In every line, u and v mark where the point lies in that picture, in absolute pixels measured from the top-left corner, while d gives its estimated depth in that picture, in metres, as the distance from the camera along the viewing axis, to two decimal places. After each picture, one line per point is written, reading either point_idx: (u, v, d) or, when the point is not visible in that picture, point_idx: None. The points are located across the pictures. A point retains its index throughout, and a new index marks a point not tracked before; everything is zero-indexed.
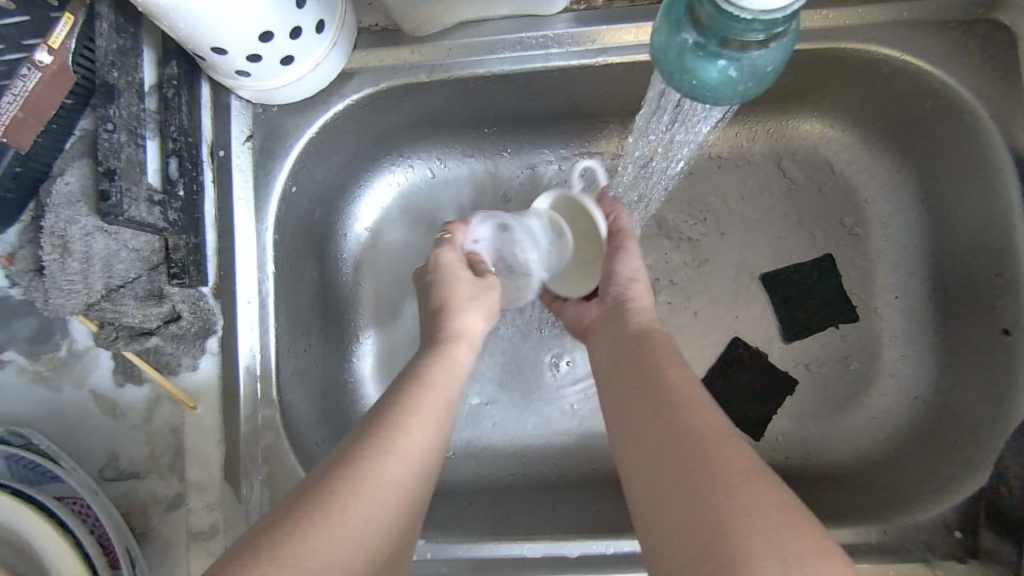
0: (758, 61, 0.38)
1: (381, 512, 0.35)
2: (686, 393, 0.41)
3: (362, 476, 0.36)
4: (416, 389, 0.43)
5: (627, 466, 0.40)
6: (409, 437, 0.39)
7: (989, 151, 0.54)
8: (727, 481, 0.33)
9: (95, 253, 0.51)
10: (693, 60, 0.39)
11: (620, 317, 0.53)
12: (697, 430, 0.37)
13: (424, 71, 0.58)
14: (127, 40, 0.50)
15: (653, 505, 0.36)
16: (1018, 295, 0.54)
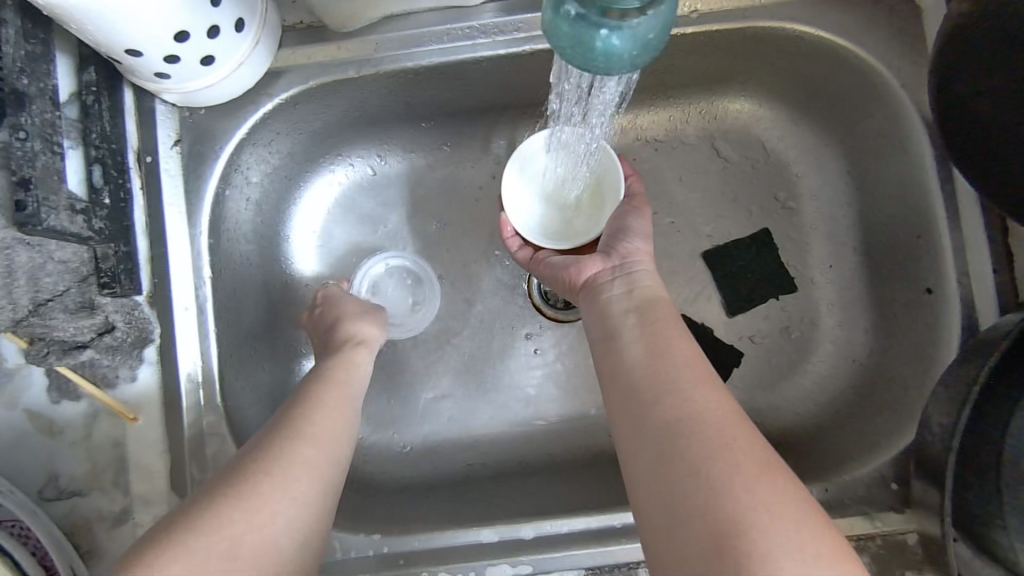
0: (643, 26, 0.34)
1: (291, 485, 0.42)
2: (702, 380, 0.45)
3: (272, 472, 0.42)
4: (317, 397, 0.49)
5: (635, 431, 0.44)
6: (319, 435, 0.46)
7: (904, 118, 0.57)
8: (746, 471, 0.39)
9: (19, 266, 0.48)
10: (574, 32, 0.35)
11: (626, 278, 0.55)
12: (720, 419, 0.42)
13: (353, 68, 0.57)
14: (37, 46, 0.48)
15: (667, 485, 0.40)
16: (937, 255, 0.57)
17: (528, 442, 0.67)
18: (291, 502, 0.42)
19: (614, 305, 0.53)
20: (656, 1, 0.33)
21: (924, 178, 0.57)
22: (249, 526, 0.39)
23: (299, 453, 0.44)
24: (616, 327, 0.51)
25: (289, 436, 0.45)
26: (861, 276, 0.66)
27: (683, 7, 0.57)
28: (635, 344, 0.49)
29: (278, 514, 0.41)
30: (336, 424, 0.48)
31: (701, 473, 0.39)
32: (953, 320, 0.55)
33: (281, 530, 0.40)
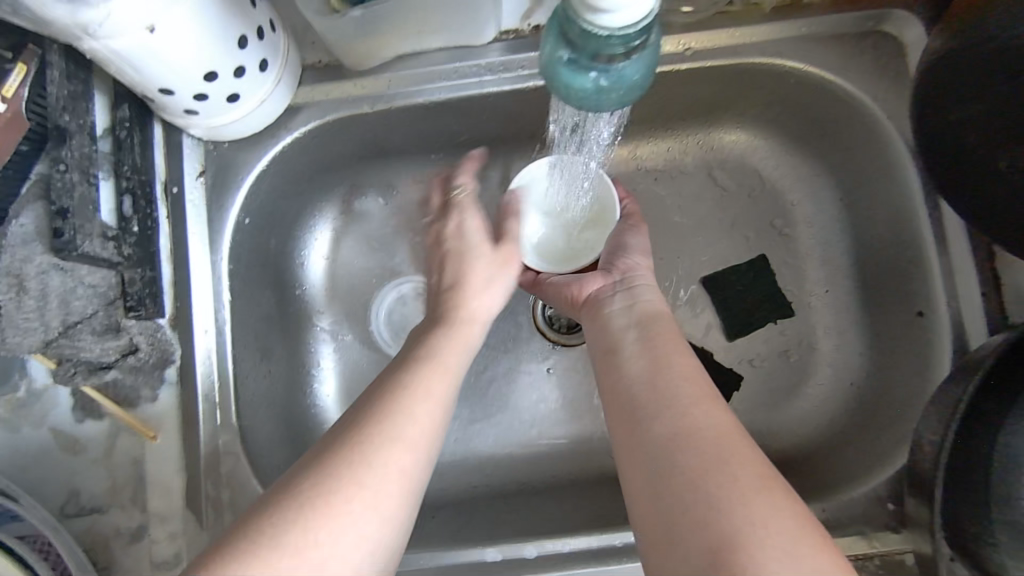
0: (628, 69, 0.37)
1: (380, 494, 0.40)
2: (702, 396, 0.47)
3: (370, 464, 0.41)
4: (415, 378, 0.47)
5: (638, 445, 0.45)
6: (418, 420, 0.44)
7: (891, 147, 0.61)
8: (749, 484, 0.40)
9: (52, 290, 0.50)
10: (567, 75, 0.38)
11: (631, 294, 0.57)
12: (721, 434, 0.43)
13: (367, 103, 0.61)
14: (77, 86, 0.52)
15: (663, 500, 0.41)
16: (928, 279, 0.59)
17: (532, 463, 0.69)
18: (377, 514, 0.40)
19: (615, 320, 0.55)
20: (641, 47, 0.36)
21: (911, 204, 0.60)
22: (335, 544, 0.38)
23: (394, 457, 0.41)
24: (616, 343, 0.53)
25: (385, 434, 0.42)
26: (855, 300, 0.68)
27: (678, 45, 0.61)
28: (635, 358, 0.51)
29: (362, 529, 0.39)
30: (432, 419, 0.45)
31: (705, 488, 0.40)
32: (943, 341, 0.57)
33: (363, 547, 0.39)
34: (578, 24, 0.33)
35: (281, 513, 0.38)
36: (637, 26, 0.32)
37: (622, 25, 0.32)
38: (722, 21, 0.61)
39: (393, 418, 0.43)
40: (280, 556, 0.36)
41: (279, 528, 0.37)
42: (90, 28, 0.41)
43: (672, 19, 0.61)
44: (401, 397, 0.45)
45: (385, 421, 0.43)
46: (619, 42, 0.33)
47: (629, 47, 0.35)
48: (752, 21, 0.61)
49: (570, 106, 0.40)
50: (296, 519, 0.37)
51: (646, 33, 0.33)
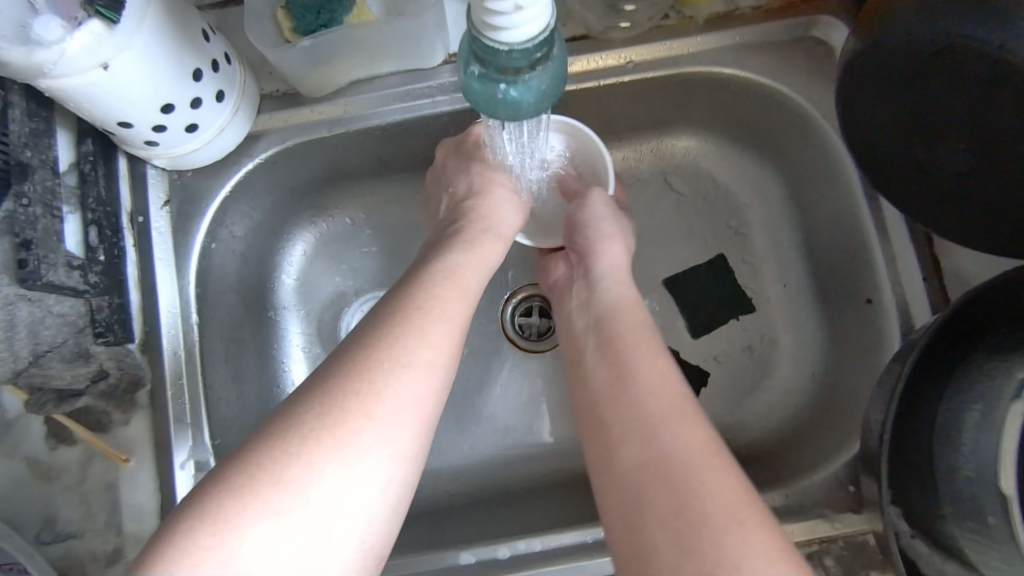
0: (535, 80, 0.41)
1: (388, 427, 0.41)
2: (671, 406, 0.45)
3: (377, 393, 0.42)
4: (421, 302, 0.48)
5: (608, 473, 0.44)
6: (426, 343, 0.45)
7: (831, 146, 0.63)
8: (717, 522, 0.39)
9: (20, 320, 0.51)
10: (480, 87, 0.42)
11: (596, 287, 0.59)
12: (688, 455, 0.42)
13: (325, 127, 0.64)
14: (39, 124, 0.53)
15: (632, 518, 0.41)
16: (873, 268, 0.61)
17: (506, 469, 0.70)
18: (391, 444, 0.41)
19: (578, 322, 0.57)
20: (544, 60, 0.41)
21: (853, 200, 0.63)
22: (341, 481, 0.39)
23: (402, 388, 0.43)
24: (581, 350, 0.54)
25: (396, 359, 0.43)
26: (810, 293, 0.70)
27: (619, 58, 0.64)
28: (597, 371, 0.51)
29: (372, 461, 0.40)
30: (443, 346, 0.46)
31: (678, 527, 0.39)
32: (891, 327, 0.59)
33: (371, 480, 0.40)
34: (482, 40, 0.37)
35: (284, 450, 0.39)
36: (533, 42, 0.37)
37: (517, 40, 0.36)
38: (661, 34, 0.64)
39: (403, 345, 0.44)
40: (279, 493, 0.38)
41: (278, 466, 0.38)
42: (45, 67, 0.44)
43: (612, 34, 0.64)
44: (412, 322, 0.46)
45: (396, 347, 0.44)
46: (520, 55, 0.38)
47: (531, 59, 0.39)
48: (687, 32, 0.64)
49: (486, 115, 0.45)
50: (299, 453, 0.39)
51: (544, 47, 0.38)
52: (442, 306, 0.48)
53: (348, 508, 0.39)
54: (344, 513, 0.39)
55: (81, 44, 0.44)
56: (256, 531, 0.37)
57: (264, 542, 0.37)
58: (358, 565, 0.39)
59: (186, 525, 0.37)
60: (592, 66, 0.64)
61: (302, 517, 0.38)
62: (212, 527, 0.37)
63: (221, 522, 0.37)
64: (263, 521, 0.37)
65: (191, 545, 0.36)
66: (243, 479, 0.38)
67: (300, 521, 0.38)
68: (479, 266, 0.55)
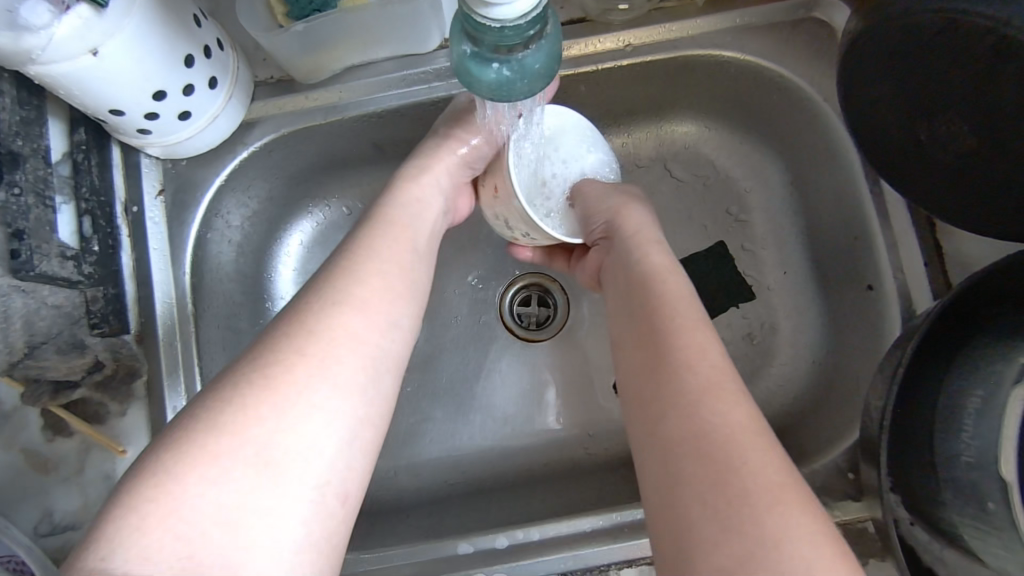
0: (528, 58, 0.41)
1: (324, 362, 0.43)
2: (710, 380, 0.43)
3: (310, 331, 0.44)
4: (356, 249, 0.49)
5: (648, 454, 0.43)
6: (359, 283, 0.47)
7: (832, 130, 0.63)
8: (759, 500, 0.38)
9: (15, 312, 0.51)
10: (474, 67, 0.42)
11: (625, 254, 0.56)
12: (729, 433, 0.41)
13: (319, 114, 0.63)
14: (30, 112, 0.52)
15: (671, 496, 0.40)
16: (875, 254, 0.61)
17: (505, 457, 0.70)
18: (331, 380, 0.42)
19: (612, 296, 0.54)
20: (537, 37, 0.40)
21: (855, 185, 0.62)
22: (281, 416, 0.40)
23: (336, 325, 0.44)
24: (618, 330, 0.51)
25: (328, 300, 0.45)
26: (812, 280, 0.69)
27: (618, 41, 0.63)
28: (634, 350, 0.48)
29: (313, 399, 0.41)
30: (380, 284, 0.48)
31: (716, 504, 0.38)
32: (894, 313, 0.59)
33: (315, 412, 0.41)
34: (472, 17, 0.37)
35: (222, 399, 0.40)
36: (524, 18, 0.36)
37: (507, 16, 0.35)
38: (660, 16, 0.63)
39: (336, 288, 0.46)
40: (220, 440, 0.39)
41: (218, 413, 0.40)
42: (33, 53, 0.43)
43: (611, 17, 0.63)
44: (346, 268, 0.47)
45: (326, 290, 0.46)
46: (511, 32, 0.37)
47: (524, 36, 0.38)
48: (686, 15, 0.63)
49: (482, 97, 0.44)
50: (235, 400, 0.40)
51: (536, 23, 0.37)
52: (376, 249, 0.50)
53: (294, 446, 0.40)
54: (290, 451, 0.40)
55: (69, 29, 0.43)
56: (198, 479, 0.38)
57: (207, 488, 0.38)
58: (315, 502, 0.40)
59: (134, 478, 0.38)
60: (591, 49, 0.63)
61: (247, 455, 0.39)
62: (160, 475, 0.38)
63: (161, 474, 0.38)
64: (204, 467, 0.38)
65: (141, 495, 0.37)
66: (183, 434, 0.39)
67: (243, 463, 0.39)
68: (417, 211, 0.55)
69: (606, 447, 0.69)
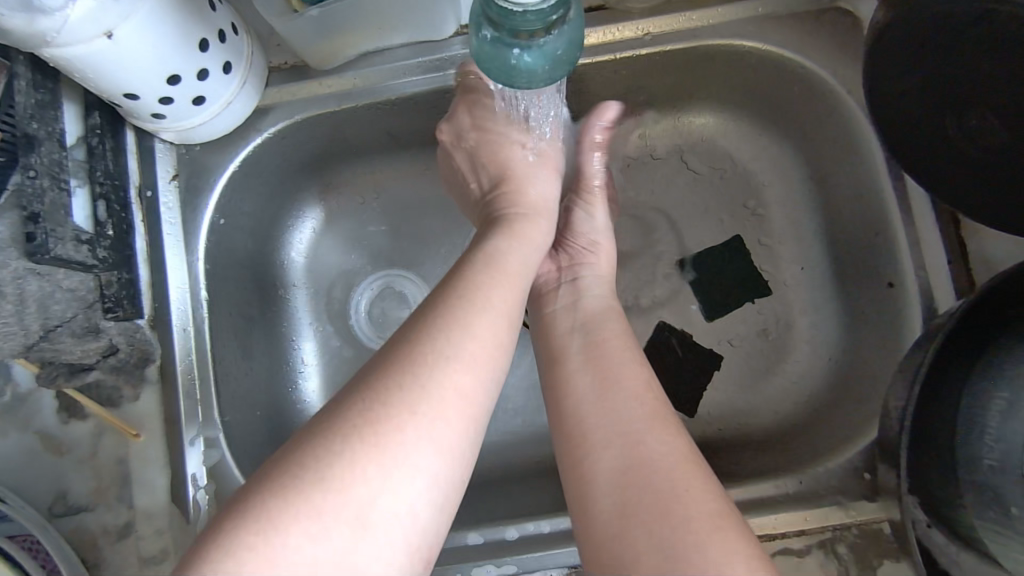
0: (550, 44, 0.40)
1: (435, 422, 0.38)
2: (654, 415, 0.44)
3: (424, 387, 0.39)
4: (461, 291, 0.45)
5: (589, 475, 0.43)
6: (474, 335, 0.43)
7: (854, 123, 0.61)
8: (701, 526, 0.38)
9: (30, 295, 0.51)
10: (493, 53, 0.41)
11: (578, 287, 0.56)
12: (674, 463, 0.42)
13: (333, 101, 0.62)
14: (46, 94, 0.52)
15: (612, 525, 0.40)
16: (896, 251, 0.59)
17: (516, 450, 0.69)
18: (435, 440, 0.38)
19: (559, 320, 0.54)
20: (560, 22, 0.39)
21: (876, 180, 0.61)
22: (387, 478, 0.36)
23: (449, 380, 0.40)
24: (563, 349, 0.51)
25: (438, 346, 0.41)
26: (830, 277, 0.68)
27: (636, 30, 0.62)
28: (580, 371, 0.48)
29: (419, 459, 0.37)
30: (491, 336, 0.44)
31: (660, 532, 0.38)
32: (914, 311, 0.58)
33: (421, 476, 0.37)
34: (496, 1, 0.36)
35: (325, 447, 0.36)
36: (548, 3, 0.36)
37: None
38: (680, 5, 0.62)
39: (447, 334, 0.42)
40: (322, 494, 0.35)
41: (320, 465, 0.35)
42: (48, 35, 0.43)
43: (630, 5, 0.62)
44: (456, 312, 0.43)
45: (440, 338, 0.41)
46: (534, 17, 0.37)
47: (547, 21, 0.38)
48: (707, 3, 0.62)
49: (501, 84, 0.43)
50: (342, 451, 0.36)
51: (560, 8, 0.37)
52: (486, 294, 0.46)
53: (395, 511, 0.36)
54: (390, 517, 0.36)
55: (83, 12, 0.43)
56: (299, 537, 0.34)
57: (309, 545, 0.34)
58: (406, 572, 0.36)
59: (222, 530, 0.34)
60: (609, 38, 0.62)
61: (348, 517, 0.35)
62: (256, 531, 0.33)
63: (261, 525, 0.33)
64: (305, 523, 0.34)
65: (231, 548, 0.33)
66: (282, 482, 0.35)
67: (344, 525, 0.34)
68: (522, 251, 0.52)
69: None
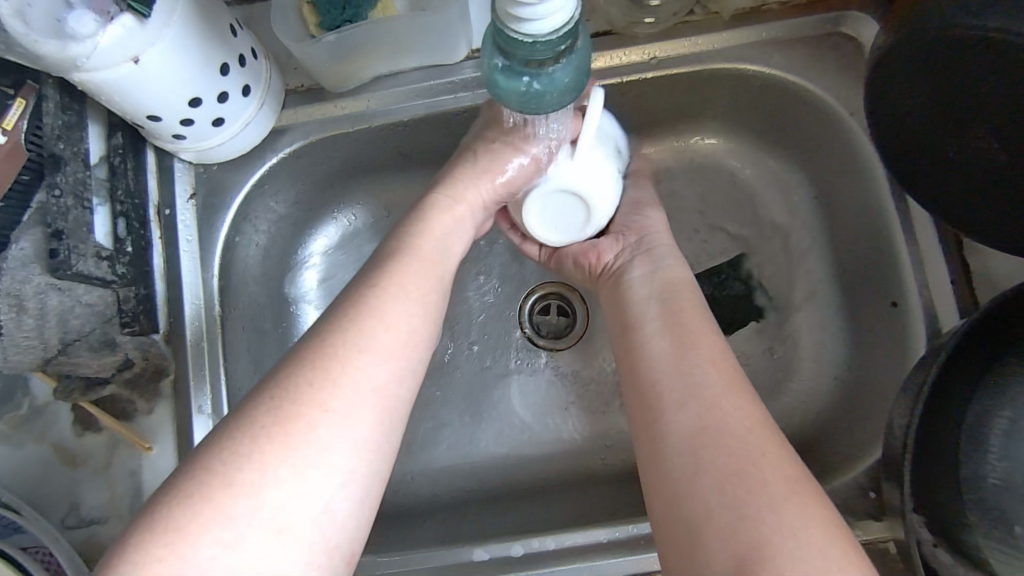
0: (559, 72, 0.42)
1: (348, 417, 0.41)
2: (732, 382, 0.46)
3: (331, 380, 0.41)
4: (375, 282, 0.47)
5: (665, 434, 0.45)
6: (381, 321, 0.44)
7: (858, 145, 0.62)
8: (777, 490, 0.40)
9: (51, 309, 0.53)
10: (505, 80, 0.42)
11: (653, 257, 0.58)
12: (747, 427, 0.43)
13: (348, 122, 0.64)
14: (72, 117, 0.55)
15: (686, 482, 0.42)
16: (900, 272, 0.60)
17: (522, 466, 0.70)
18: (349, 435, 0.40)
19: (635, 289, 0.56)
20: (568, 52, 0.41)
21: (880, 200, 0.62)
22: (300, 478, 0.39)
23: (359, 373, 0.42)
24: (639, 317, 0.53)
25: (349, 342, 0.43)
26: (835, 296, 0.69)
27: (643, 54, 0.63)
28: (659, 338, 0.50)
29: (331, 456, 0.40)
30: (404, 325, 0.45)
31: (734, 493, 0.40)
32: (919, 330, 0.58)
33: (338, 472, 0.40)
34: (506, 31, 0.38)
35: (234, 450, 0.39)
36: (557, 33, 0.37)
37: (539, 31, 0.37)
38: (685, 30, 0.63)
39: (359, 328, 0.44)
40: (230, 496, 0.37)
41: (231, 469, 0.38)
42: (77, 61, 0.45)
43: (637, 30, 0.63)
44: (368, 305, 0.45)
45: (349, 331, 0.43)
46: (543, 47, 0.38)
47: (555, 50, 0.39)
48: (711, 28, 0.63)
49: (513, 109, 0.45)
50: (251, 453, 0.38)
51: (568, 38, 0.38)
52: (401, 283, 0.47)
53: (313, 510, 0.38)
54: (309, 517, 0.38)
55: (112, 39, 0.45)
56: (210, 540, 0.36)
57: (219, 549, 0.36)
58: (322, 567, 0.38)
59: (146, 530, 0.37)
60: (616, 62, 0.63)
61: (262, 519, 0.37)
62: (175, 535, 0.36)
63: (170, 535, 0.36)
64: (218, 530, 0.37)
65: (156, 553, 0.36)
66: (195, 486, 0.38)
67: (255, 526, 0.37)
68: (436, 238, 0.52)
69: (622, 459, 0.69)
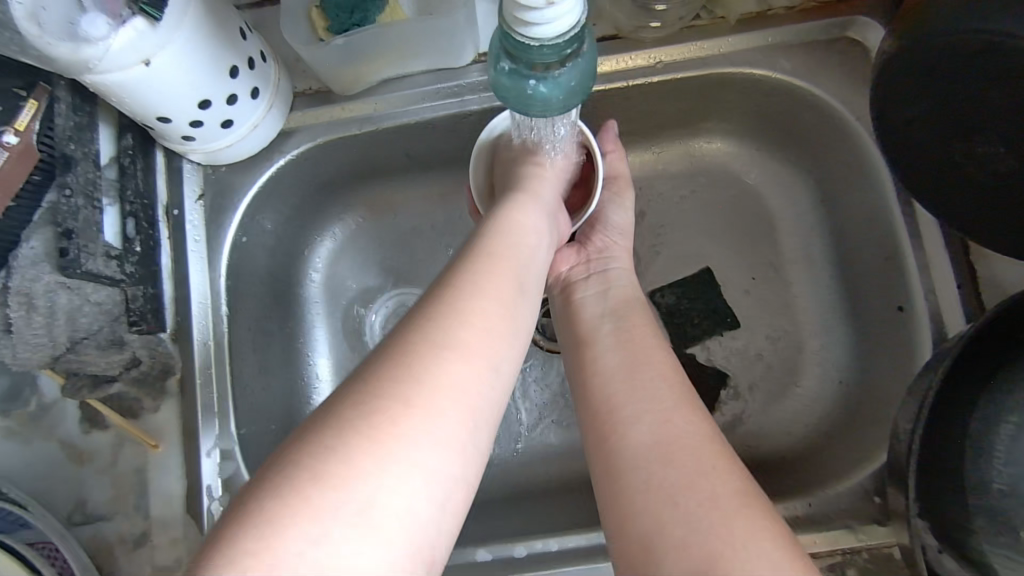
0: (564, 75, 0.42)
1: (438, 415, 0.39)
2: (682, 398, 0.47)
3: (425, 379, 0.39)
4: (458, 278, 0.45)
5: (617, 449, 0.44)
6: (472, 321, 0.43)
7: (864, 150, 0.62)
8: (728, 502, 0.40)
9: (60, 307, 0.54)
10: (511, 83, 0.43)
11: (607, 275, 0.58)
12: (700, 443, 0.43)
13: (355, 125, 0.65)
14: (83, 118, 0.56)
15: (636, 497, 0.42)
16: (907, 276, 0.60)
17: (525, 467, 0.70)
18: (438, 432, 0.38)
19: (589, 307, 0.56)
20: (573, 55, 0.41)
21: (886, 205, 0.62)
22: (390, 479, 0.36)
23: (453, 372, 0.40)
24: (592, 334, 0.53)
25: (444, 338, 0.41)
26: (839, 300, 0.68)
27: (649, 58, 0.64)
28: (611, 354, 0.51)
29: (423, 455, 0.37)
30: (487, 324, 0.43)
31: (686, 506, 0.40)
32: (925, 335, 0.58)
33: (428, 473, 0.37)
34: (513, 35, 0.38)
35: (326, 444, 0.36)
36: (564, 37, 0.38)
37: (546, 36, 0.37)
38: (692, 34, 0.63)
39: (444, 326, 0.42)
40: (327, 490, 0.35)
41: (324, 463, 0.35)
42: (89, 63, 0.46)
43: (643, 34, 0.64)
44: (457, 304, 0.43)
45: (437, 327, 0.42)
46: (550, 51, 0.39)
47: (561, 54, 0.40)
48: (718, 33, 0.63)
49: (518, 112, 0.45)
50: (340, 447, 0.36)
51: (574, 42, 0.39)
52: (483, 284, 0.45)
53: (400, 513, 0.36)
54: (395, 519, 0.36)
55: (123, 41, 0.46)
56: (302, 541, 0.33)
57: (317, 544, 0.33)
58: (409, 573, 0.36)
59: (229, 536, 0.33)
60: (622, 65, 0.64)
61: (352, 521, 0.34)
62: (259, 533, 0.33)
63: (264, 532, 0.33)
64: (307, 529, 0.33)
65: (233, 555, 0.32)
66: (281, 477, 0.35)
67: (346, 529, 0.34)
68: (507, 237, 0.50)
69: None
